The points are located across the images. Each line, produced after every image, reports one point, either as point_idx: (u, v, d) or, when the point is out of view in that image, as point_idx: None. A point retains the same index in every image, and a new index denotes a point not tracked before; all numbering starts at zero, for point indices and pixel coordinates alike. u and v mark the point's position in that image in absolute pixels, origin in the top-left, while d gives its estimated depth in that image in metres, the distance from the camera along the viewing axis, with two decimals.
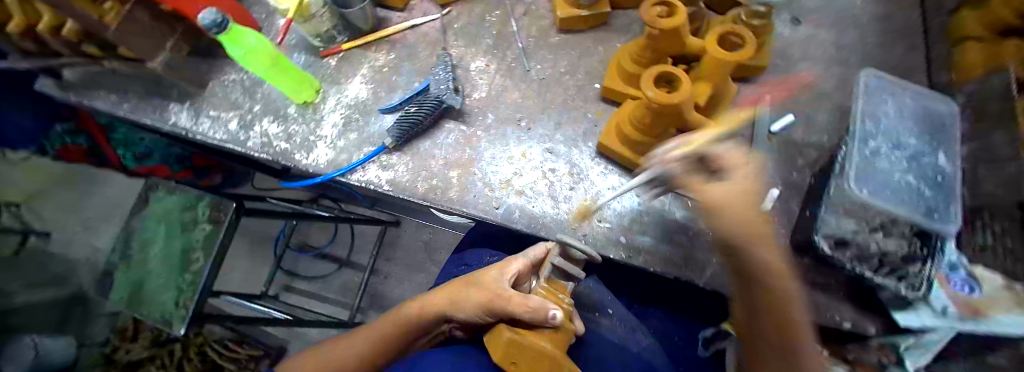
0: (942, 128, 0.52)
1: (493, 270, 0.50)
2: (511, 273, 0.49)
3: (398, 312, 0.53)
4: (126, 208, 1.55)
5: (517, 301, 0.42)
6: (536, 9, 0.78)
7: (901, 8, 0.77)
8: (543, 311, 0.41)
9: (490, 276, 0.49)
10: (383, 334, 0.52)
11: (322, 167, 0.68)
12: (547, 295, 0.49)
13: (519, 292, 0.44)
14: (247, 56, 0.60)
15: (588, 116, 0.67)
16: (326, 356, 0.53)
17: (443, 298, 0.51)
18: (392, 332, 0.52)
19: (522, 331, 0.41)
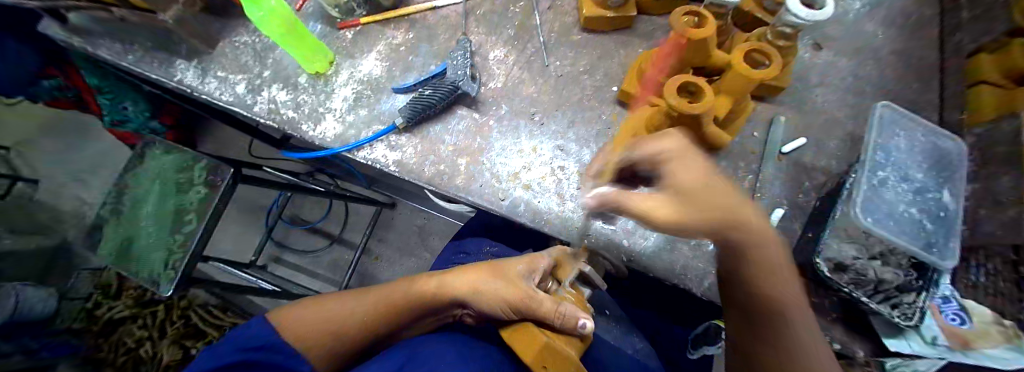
0: (948, 167, 0.53)
1: (521, 265, 0.50)
2: (540, 270, 0.49)
3: (412, 287, 0.52)
4: (119, 164, 1.56)
5: (549, 305, 0.41)
6: (561, 4, 0.77)
7: (920, 44, 0.78)
8: (573, 318, 0.39)
9: (519, 271, 0.49)
10: (395, 302, 0.51)
11: (328, 140, 0.67)
12: (576, 302, 0.47)
13: (552, 298, 0.42)
14: (266, 19, 0.57)
15: (603, 117, 0.67)
16: (330, 307, 0.50)
17: (467, 285, 0.51)
18: (405, 303, 0.51)
19: (552, 335, 0.39)
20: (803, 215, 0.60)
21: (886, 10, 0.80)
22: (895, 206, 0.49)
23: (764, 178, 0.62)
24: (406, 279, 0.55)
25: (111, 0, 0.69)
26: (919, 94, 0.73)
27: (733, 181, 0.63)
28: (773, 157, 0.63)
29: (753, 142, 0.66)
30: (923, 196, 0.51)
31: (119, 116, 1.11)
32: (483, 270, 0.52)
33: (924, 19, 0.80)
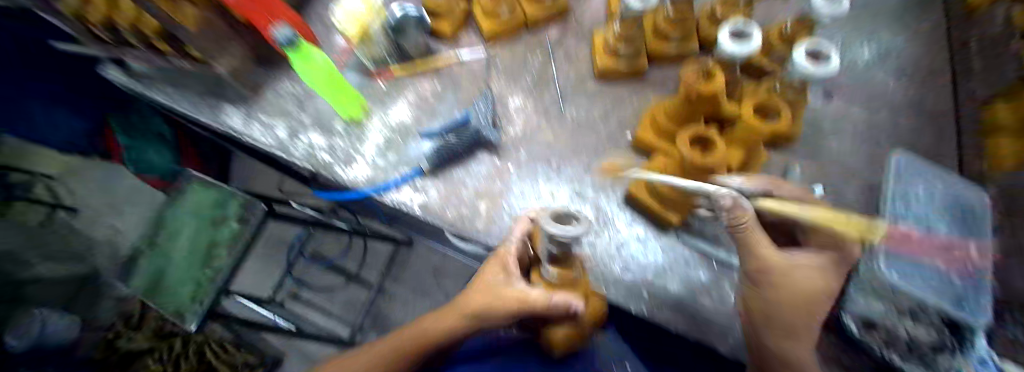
0: (971, 221, 0.53)
1: (496, 271, 0.54)
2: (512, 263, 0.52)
3: (417, 328, 0.56)
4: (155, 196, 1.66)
5: (542, 301, 0.48)
6: (577, 57, 0.83)
7: (932, 94, 0.79)
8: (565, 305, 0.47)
9: (495, 278, 0.53)
10: (404, 347, 0.55)
11: (359, 183, 0.72)
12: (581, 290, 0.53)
13: (541, 293, 0.49)
14: (310, 71, 0.71)
15: (618, 164, 0.70)
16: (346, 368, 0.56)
17: (459, 319, 0.53)
18: (413, 346, 0.55)
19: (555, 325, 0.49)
20: None
21: (894, 62, 0.83)
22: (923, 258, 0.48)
23: None
24: (409, 327, 0.58)
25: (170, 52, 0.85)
26: (936, 143, 0.74)
27: None
28: None
29: None
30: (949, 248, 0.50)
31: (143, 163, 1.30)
32: (468, 303, 0.53)
33: (932, 70, 0.82)
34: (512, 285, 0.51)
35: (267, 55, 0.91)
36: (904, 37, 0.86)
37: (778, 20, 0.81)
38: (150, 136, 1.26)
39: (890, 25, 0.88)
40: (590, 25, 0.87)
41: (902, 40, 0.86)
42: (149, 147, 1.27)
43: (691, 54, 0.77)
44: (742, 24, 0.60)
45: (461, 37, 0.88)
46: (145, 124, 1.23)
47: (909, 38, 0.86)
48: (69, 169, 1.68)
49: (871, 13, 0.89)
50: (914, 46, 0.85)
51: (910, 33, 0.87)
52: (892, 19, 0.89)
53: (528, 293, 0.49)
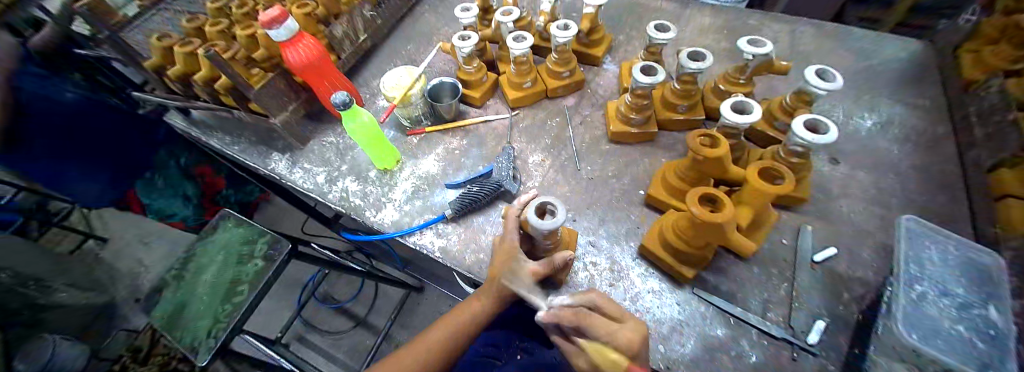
0: (998, 284, 0.51)
1: (505, 253, 0.60)
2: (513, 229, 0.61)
3: (452, 317, 0.60)
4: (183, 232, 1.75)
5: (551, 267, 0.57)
6: (592, 121, 0.91)
7: (938, 160, 0.82)
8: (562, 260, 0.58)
9: (505, 260, 0.59)
10: (442, 339, 0.58)
11: (385, 226, 0.77)
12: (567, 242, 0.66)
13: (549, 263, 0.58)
14: (356, 129, 0.74)
15: (631, 217, 0.73)
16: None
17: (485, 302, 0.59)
18: (453, 334, 0.59)
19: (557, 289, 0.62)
20: (847, 327, 0.58)
21: (897, 129, 0.87)
22: (940, 323, 0.47)
23: (800, 286, 0.62)
24: (439, 321, 0.61)
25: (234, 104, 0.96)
26: (946, 207, 0.75)
27: (767, 287, 0.63)
28: (805, 263, 0.65)
29: (783, 248, 0.68)
30: (968, 313, 0.48)
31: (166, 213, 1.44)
32: (489, 288, 0.60)
33: (937, 137, 0.86)
34: (526, 264, 0.59)
35: (317, 113, 1.03)
36: (906, 106, 0.91)
37: (780, 94, 0.88)
38: (174, 200, 1.44)
39: (890, 96, 0.94)
40: (604, 94, 0.97)
41: (903, 110, 0.91)
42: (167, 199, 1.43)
43: (698, 122, 0.83)
44: (743, 99, 0.66)
45: (488, 101, 1.00)
46: (169, 188, 1.44)
47: (911, 107, 0.91)
48: None
49: (870, 85, 0.96)
50: (917, 114, 0.90)
51: (912, 104, 0.92)
52: (892, 91, 0.95)
53: (540, 268, 0.58)
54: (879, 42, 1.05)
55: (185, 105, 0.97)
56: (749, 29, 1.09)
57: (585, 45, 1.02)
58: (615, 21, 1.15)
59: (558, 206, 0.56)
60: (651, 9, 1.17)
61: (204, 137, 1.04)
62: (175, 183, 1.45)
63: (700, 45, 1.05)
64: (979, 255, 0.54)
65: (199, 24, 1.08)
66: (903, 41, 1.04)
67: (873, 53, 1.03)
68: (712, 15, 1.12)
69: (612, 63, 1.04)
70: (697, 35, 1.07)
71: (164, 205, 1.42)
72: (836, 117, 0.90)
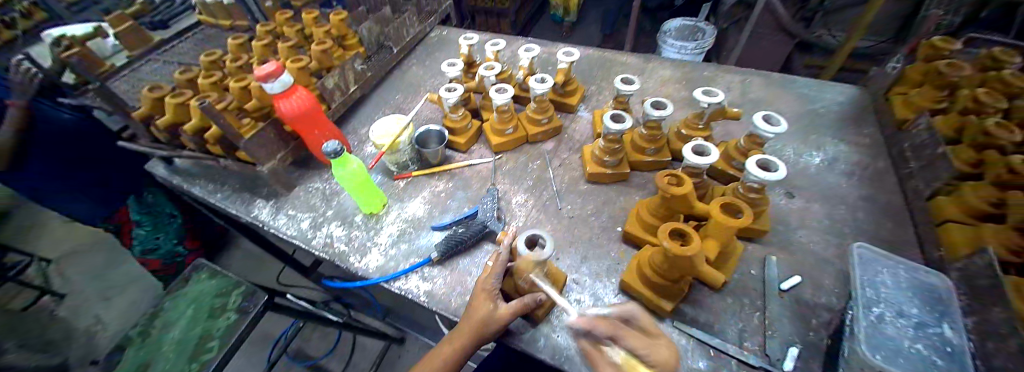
0: (946, 302, 0.54)
1: (484, 292, 0.60)
2: (497, 269, 0.62)
3: (430, 362, 0.59)
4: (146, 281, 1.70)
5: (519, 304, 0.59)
6: (570, 162, 0.98)
7: (884, 190, 0.90)
8: (530, 296, 0.60)
9: (485, 297, 0.60)
10: None
11: (370, 271, 0.77)
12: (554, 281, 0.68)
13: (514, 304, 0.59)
14: (345, 176, 0.77)
15: (612, 254, 0.76)
16: None
17: (463, 341, 0.57)
18: None
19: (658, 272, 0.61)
20: (820, 354, 0.60)
21: (842, 165, 0.97)
22: (900, 343, 0.50)
23: (771, 315, 0.66)
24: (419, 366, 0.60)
25: (222, 153, 0.99)
26: (894, 235, 0.82)
27: (742, 317, 0.66)
28: (774, 292, 0.69)
29: (752, 278, 0.72)
30: (924, 332, 0.52)
31: (151, 244, 1.45)
32: (467, 330, 0.58)
33: (879, 171, 0.95)
34: (502, 308, 0.59)
35: (305, 160, 1.06)
36: (847, 145, 1.02)
37: (736, 137, 0.98)
38: (162, 218, 1.48)
39: (833, 135, 1.05)
40: (580, 139, 1.04)
41: (846, 147, 1.01)
42: (158, 220, 1.46)
43: (666, 163, 0.91)
44: (701, 143, 0.73)
45: (472, 147, 1.05)
46: (158, 205, 1.47)
47: (853, 145, 1.02)
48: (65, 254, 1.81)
49: (815, 126, 1.07)
50: (859, 151, 1.00)
51: (853, 142, 1.03)
52: (834, 131, 1.06)
53: (517, 307, 0.59)
54: (819, 88, 1.19)
55: (170, 154, 0.97)
56: (705, 80, 1.22)
57: (561, 95, 1.12)
58: (586, 75, 1.27)
59: (547, 238, 0.59)
60: (618, 63, 1.30)
61: (184, 185, 1.03)
62: (163, 201, 1.49)
63: (663, 94, 1.17)
64: (928, 276, 0.58)
65: (192, 76, 1.11)
66: (840, 87, 1.19)
67: (814, 98, 1.16)
68: (672, 68, 1.26)
69: (586, 110, 1.13)
70: (659, 86, 1.19)
71: (153, 225, 1.44)
72: (788, 156, 0.99)
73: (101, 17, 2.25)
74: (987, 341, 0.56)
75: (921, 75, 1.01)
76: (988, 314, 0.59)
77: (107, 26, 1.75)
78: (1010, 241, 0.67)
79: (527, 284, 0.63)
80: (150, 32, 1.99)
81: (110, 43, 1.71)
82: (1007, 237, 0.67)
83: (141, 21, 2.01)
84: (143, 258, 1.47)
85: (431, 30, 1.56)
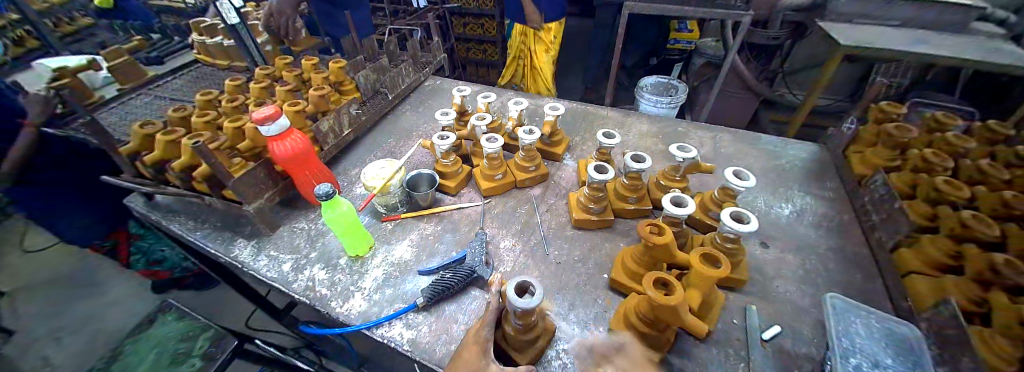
0: (917, 352, 0.55)
1: (472, 347, 0.57)
2: (488, 321, 0.60)
3: None
4: (101, 320, 1.66)
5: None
6: (556, 208, 1.01)
7: (852, 241, 0.95)
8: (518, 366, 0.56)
9: (470, 353, 0.56)
10: None
11: (352, 317, 0.75)
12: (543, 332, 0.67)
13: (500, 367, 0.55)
14: (335, 219, 0.77)
15: (599, 301, 0.77)
16: None
17: None
18: None
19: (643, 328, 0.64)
20: None
21: (809, 216, 1.03)
22: None
23: (756, 365, 0.66)
24: None
25: (207, 191, 0.97)
26: (867, 284, 0.85)
27: (727, 368, 0.66)
28: (756, 342, 0.70)
29: (735, 328, 0.73)
30: None
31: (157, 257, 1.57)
32: None
33: (845, 222, 1.01)
34: (492, 366, 0.55)
35: (293, 200, 1.05)
36: (814, 197, 1.09)
37: (710, 188, 1.04)
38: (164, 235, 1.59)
39: (799, 188, 1.13)
40: (566, 185, 1.09)
41: (812, 200, 1.08)
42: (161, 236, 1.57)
43: (647, 211, 0.95)
44: (678, 194, 0.78)
45: (462, 190, 1.08)
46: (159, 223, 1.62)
47: (819, 197, 1.09)
48: (22, 287, 1.79)
49: (782, 180, 1.15)
50: (825, 204, 1.07)
51: (818, 194, 1.10)
52: (800, 184, 1.14)
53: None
54: (783, 145, 1.29)
55: (153, 190, 0.95)
56: (680, 134, 1.32)
57: (547, 145, 1.18)
58: (571, 126, 1.35)
59: (536, 285, 0.59)
60: (600, 117, 1.39)
61: (163, 221, 1.00)
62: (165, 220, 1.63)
63: (643, 146, 1.25)
64: (898, 326, 0.60)
65: (186, 114, 1.13)
66: (803, 145, 1.29)
67: (779, 154, 1.26)
68: (649, 123, 1.36)
69: (571, 159, 1.19)
70: (639, 139, 1.28)
71: (156, 239, 1.56)
72: (759, 207, 1.05)
73: (96, 50, 2.28)
74: None
75: (874, 136, 1.14)
76: (959, 364, 0.60)
77: (102, 59, 1.76)
78: (971, 292, 0.74)
79: (514, 331, 0.62)
80: (144, 67, 2.02)
81: (102, 75, 1.70)
82: (967, 288, 0.74)
83: (138, 56, 2.03)
84: (150, 269, 1.60)
85: (426, 79, 1.65)
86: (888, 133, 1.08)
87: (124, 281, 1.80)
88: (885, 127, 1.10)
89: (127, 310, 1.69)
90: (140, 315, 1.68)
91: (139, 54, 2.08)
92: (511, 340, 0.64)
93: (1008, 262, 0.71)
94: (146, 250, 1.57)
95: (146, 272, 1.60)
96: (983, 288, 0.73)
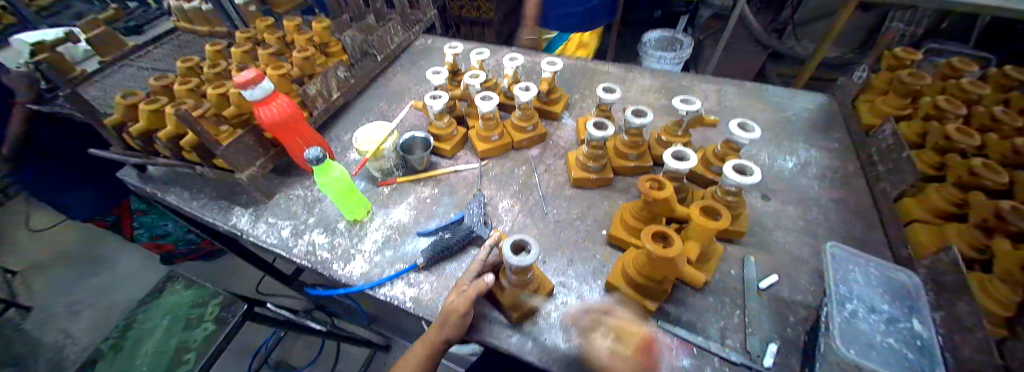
0: (912, 297, 0.56)
1: (460, 300, 0.59)
2: (475, 270, 0.64)
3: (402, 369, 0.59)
4: (115, 294, 1.71)
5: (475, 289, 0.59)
6: (555, 168, 0.99)
7: (855, 192, 0.94)
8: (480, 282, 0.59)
9: (453, 305, 0.58)
10: None
11: (354, 278, 0.76)
12: (541, 286, 0.68)
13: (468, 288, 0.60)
14: (326, 184, 0.76)
15: (597, 256, 0.77)
16: None
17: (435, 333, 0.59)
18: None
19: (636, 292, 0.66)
20: (799, 351, 0.62)
21: (813, 168, 1.01)
22: (872, 337, 0.51)
23: (751, 313, 0.67)
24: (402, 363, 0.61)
25: (198, 161, 0.95)
26: (867, 233, 0.84)
27: (723, 315, 0.67)
28: (753, 291, 0.70)
29: (733, 279, 0.74)
30: (895, 326, 0.52)
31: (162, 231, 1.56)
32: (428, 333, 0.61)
33: (849, 173, 0.99)
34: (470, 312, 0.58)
35: (286, 167, 1.03)
36: (819, 149, 1.06)
37: (713, 143, 1.01)
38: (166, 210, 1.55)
39: (804, 140, 1.09)
40: (564, 145, 1.06)
41: (817, 152, 1.05)
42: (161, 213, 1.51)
43: (648, 168, 0.93)
44: (680, 148, 0.76)
45: (458, 153, 1.05)
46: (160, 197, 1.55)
47: (824, 149, 1.06)
48: (33, 265, 1.84)
49: (787, 132, 1.12)
50: (830, 155, 1.04)
51: (824, 146, 1.07)
52: (806, 136, 1.10)
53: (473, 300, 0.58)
54: (790, 97, 1.24)
55: (143, 161, 0.93)
56: (683, 89, 1.26)
57: (544, 103, 1.14)
58: (569, 84, 1.29)
59: (532, 243, 0.58)
60: (600, 72, 1.33)
61: (158, 194, 1.00)
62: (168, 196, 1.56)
63: (644, 102, 1.20)
64: (896, 273, 0.60)
65: (167, 82, 1.08)
66: (811, 96, 1.24)
67: (786, 105, 1.21)
68: (651, 77, 1.30)
69: (569, 117, 1.15)
70: (640, 94, 1.23)
71: (158, 215, 1.52)
72: (763, 160, 1.03)
73: (73, 21, 2.17)
74: (954, 334, 0.58)
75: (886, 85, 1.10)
76: (955, 309, 0.60)
77: (79, 31, 1.68)
78: (973, 239, 0.73)
79: (511, 286, 0.63)
80: (124, 37, 1.92)
81: (83, 48, 1.62)
82: (971, 235, 0.73)
83: (115, 26, 1.92)
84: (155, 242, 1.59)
85: (416, 39, 1.57)
86: (901, 81, 1.03)
87: (131, 256, 1.84)
88: (898, 75, 1.05)
89: (138, 283, 1.74)
90: (151, 287, 1.74)
91: (115, 24, 1.97)
92: (506, 289, 0.65)
93: (1015, 209, 0.69)
94: (149, 225, 1.54)
95: (150, 245, 1.59)
96: (986, 235, 0.72)
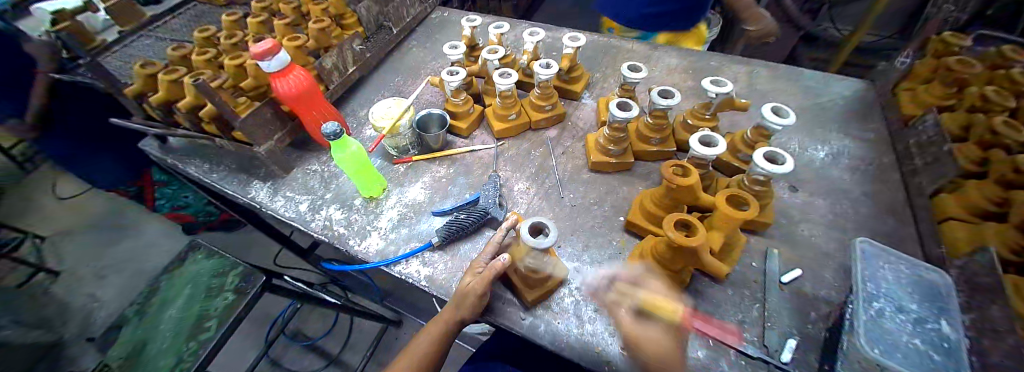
0: (944, 297, 0.53)
1: (476, 280, 0.59)
2: (490, 252, 0.64)
3: (417, 345, 0.61)
4: (138, 261, 1.80)
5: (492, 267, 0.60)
6: (573, 150, 0.96)
7: (888, 186, 0.89)
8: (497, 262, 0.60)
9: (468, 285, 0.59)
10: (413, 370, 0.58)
11: (370, 255, 0.76)
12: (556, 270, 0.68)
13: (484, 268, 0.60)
14: (344, 159, 0.75)
15: (613, 243, 0.76)
16: None
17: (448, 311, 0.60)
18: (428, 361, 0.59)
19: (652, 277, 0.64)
20: (817, 347, 0.60)
21: (846, 159, 0.96)
22: (898, 337, 0.48)
23: (770, 307, 0.66)
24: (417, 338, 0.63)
25: (217, 134, 0.96)
26: (898, 230, 0.81)
27: (741, 308, 0.66)
28: (774, 285, 0.69)
29: (753, 271, 0.72)
30: (922, 327, 0.50)
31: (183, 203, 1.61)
32: (444, 314, 0.61)
33: (884, 166, 0.94)
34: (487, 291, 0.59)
35: (303, 142, 1.04)
36: (853, 140, 1.00)
37: (742, 128, 0.97)
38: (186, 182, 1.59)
39: (838, 129, 1.03)
40: (583, 127, 1.03)
41: (851, 143, 1.00)
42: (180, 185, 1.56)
43: (671, 153, 0.90)
44: (708, 133, 0.73)
45: (474, 132, 1.04)
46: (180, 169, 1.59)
47: (858, 139, 1.01)
48: (61, 231, 1.93)
49: (820, 120, 1.06)
50: (864, 146, 0.99)
51: (858, 136, 1.01)
52: (840, 126, 1.05)
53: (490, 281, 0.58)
54: (826, 82, 1.17)
55: (165, 133, 0.95)
56: (712, 70, 1.20)
57: (565, 82, 1.10)
58: (591, 61, 1.24)
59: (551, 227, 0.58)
60: (625, 50, 1.28)
61: (179, 164, 1.01)
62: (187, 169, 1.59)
63: (669, 83, 1.15)
64: (927, 272, 0.57)
65: (185, 52, 1.07)
66: (849, 81, 1.17)
67: (821, 91, 1.14)
68: (678, 57, 1.24)
69: (590, 98, 1.11)
70: (665, 74, 1.18)
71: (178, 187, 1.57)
72: (793, 149, 0.98)
73: None
74: (983, 337, 0.55)
75: (931, 72, 1.01)
76: (987, 312, 0.57)
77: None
78: (1011, 240, 0.69)
79: (526, 269, 0.63)
80: (143, 6, 1.92)
81: (102, 17, 1.63)
82: (1010, 236, 0.69)
83: None
84: (176, 213, 1.64)
85: (433, 11, 1.51)
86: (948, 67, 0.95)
87: (154, 225, 1.91)
88: (946, 61, 0.97)
89: (161, 251, 1.82)
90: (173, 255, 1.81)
91: None
92: (519, 271, 0.65)
93: None
94: (171, 195, 1.59)
95: (172, 215, 1.65)
96: None
